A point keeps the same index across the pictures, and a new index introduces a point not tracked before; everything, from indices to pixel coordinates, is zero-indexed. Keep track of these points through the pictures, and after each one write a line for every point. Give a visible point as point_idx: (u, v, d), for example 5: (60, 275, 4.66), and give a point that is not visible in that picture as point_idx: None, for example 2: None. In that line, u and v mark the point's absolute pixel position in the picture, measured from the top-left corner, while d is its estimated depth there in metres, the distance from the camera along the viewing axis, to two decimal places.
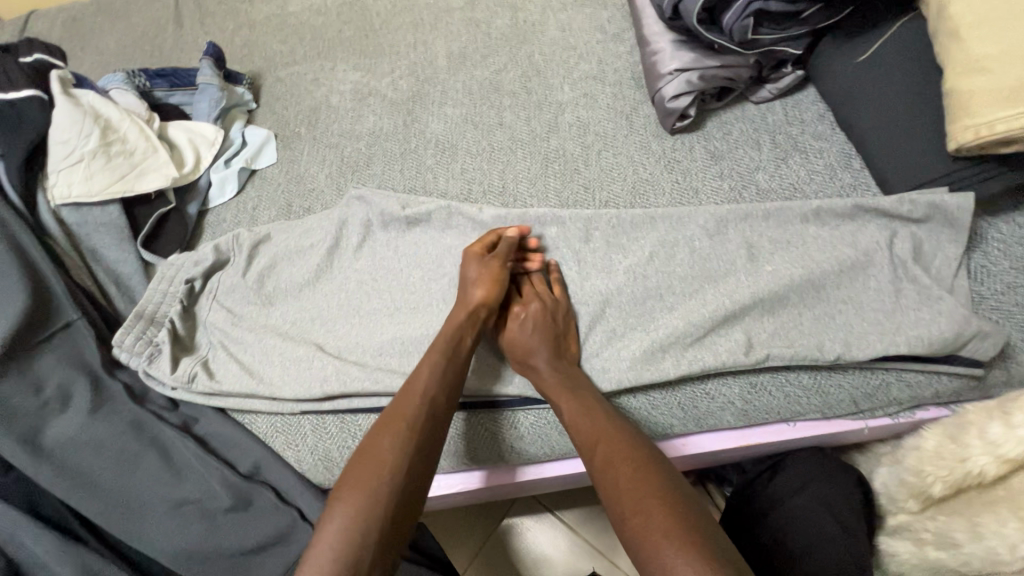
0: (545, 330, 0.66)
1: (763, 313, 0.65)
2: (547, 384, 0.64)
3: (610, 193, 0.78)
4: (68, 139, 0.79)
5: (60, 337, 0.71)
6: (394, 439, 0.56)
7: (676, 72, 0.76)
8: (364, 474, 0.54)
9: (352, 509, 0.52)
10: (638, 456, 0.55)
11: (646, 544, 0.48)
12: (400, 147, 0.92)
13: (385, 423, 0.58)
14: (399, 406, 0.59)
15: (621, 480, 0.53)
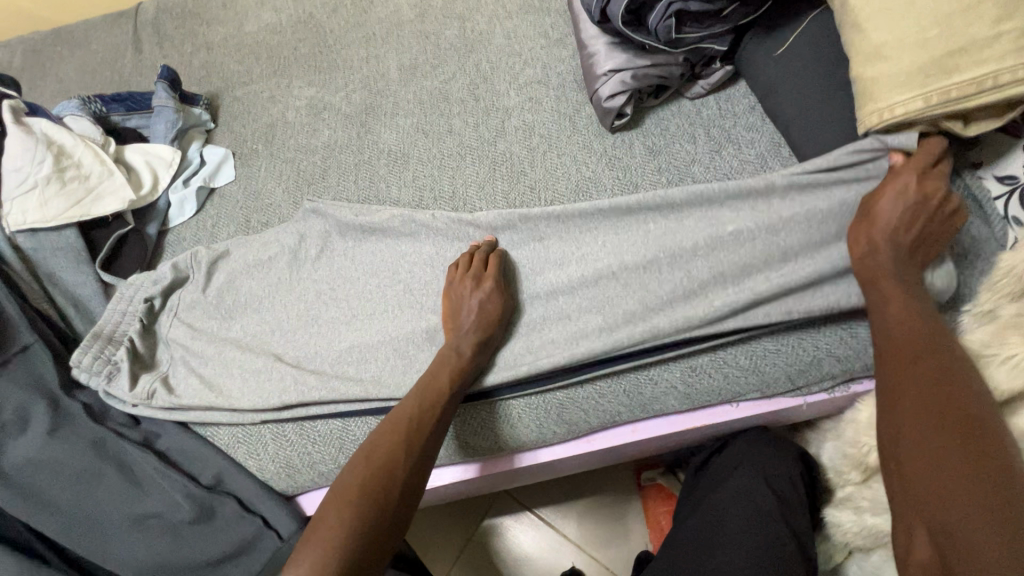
0: (920, 212, 0.59)
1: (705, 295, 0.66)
2: (875, 267, 0.59)
3: (555, 192, 0.81)
4: (21, 168, 0.81)
5: (17, 361, 0.72)
6: (399, 451, 0.60)
7: (610, 73, 0.79)
8: (369, 481, 0.57)
9: (350, 516, 0.55)
10: (962, 398, 0.51)
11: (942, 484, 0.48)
12: (355, 159, 0.94)
13: (388, 438, 0.61)
14: (405, 419, 0.62)
15: (908, 407, 0.52)
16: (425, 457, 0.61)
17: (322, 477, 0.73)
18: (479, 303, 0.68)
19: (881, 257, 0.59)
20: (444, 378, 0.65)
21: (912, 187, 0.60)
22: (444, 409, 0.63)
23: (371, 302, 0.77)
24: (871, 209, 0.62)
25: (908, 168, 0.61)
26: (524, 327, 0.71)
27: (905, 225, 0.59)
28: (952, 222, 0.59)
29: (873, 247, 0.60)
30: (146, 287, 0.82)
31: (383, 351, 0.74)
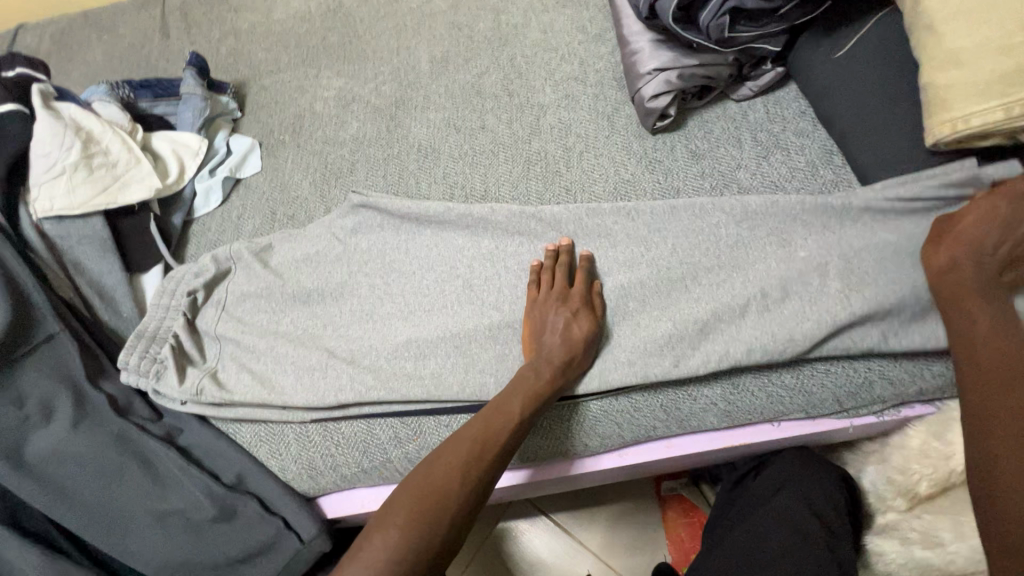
0: (1009, 234, 0.56)
1: (777, 310, 0.64)
2: (955, 291, 0.57)
3: (592, 194, 0.78)
4: (49, 152, 0.79)
5: (42, 352, 0.70)
6: (460, 474, 0.56)
7: (654, 72, 0.76)
8: (429, 498, 0.55)
9: (405, 535, 0.53)
10: None
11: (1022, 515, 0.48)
12: (384, 153, 0.92)
13: (450, 459, 0.57)
14: (471, 442, 0.58)
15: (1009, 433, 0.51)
16: (486, 483, 0.57)
17: (345, 480, 0.72)
18: (563, 323, 0.65)
19: (961, 283, 0.57)
20: (517, 401, 0.61)
21: (1003, 215, 0.57)
22: (513, 435, 0.60)
23: (399, 303, 0.76)
24: (954, 228, 0.59)
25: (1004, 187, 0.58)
26: (607, 349, 0.67)
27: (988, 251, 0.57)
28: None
29: (956, 267, 0.57)
30: (174, 280, 0.81)
31: (411, 353, 0.72)
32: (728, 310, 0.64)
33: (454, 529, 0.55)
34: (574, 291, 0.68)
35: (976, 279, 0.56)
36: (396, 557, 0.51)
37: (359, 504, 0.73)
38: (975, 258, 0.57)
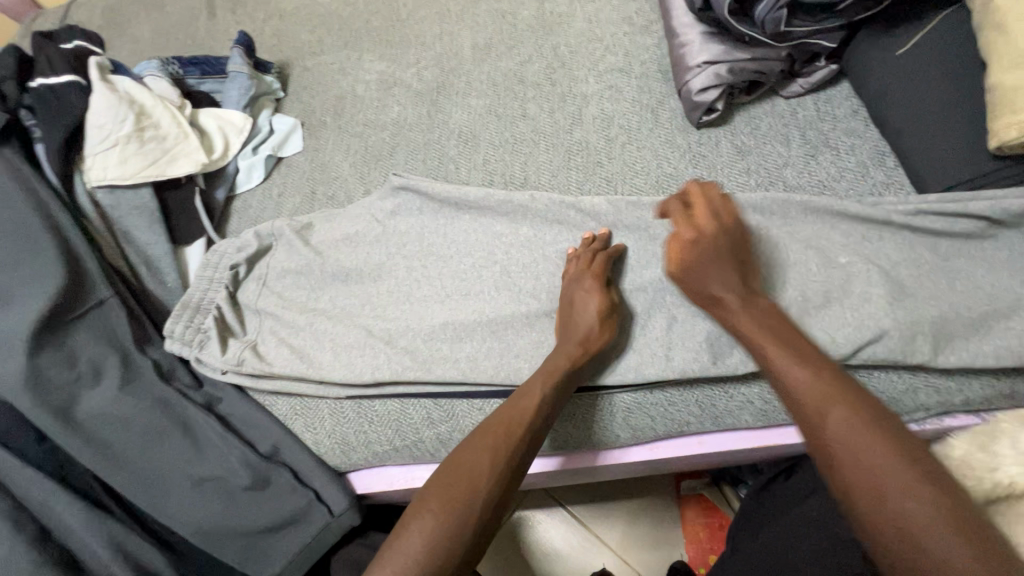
0: (722, 253, 0.59)
1: (821, 313, 0.63)
2: (735, 319, 0.56)
3: (633, 187, 0.78)
4: (103, 124, 0.81)
5: (93, 315, 0.72)
6: (486, 463, 0.56)
7: (704, 65, 0.75)
8: (459, 486, 0.55)
9: (433, 528, 0.53)
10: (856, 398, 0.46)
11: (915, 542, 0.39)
12: (424, 137, 0.92)
13: (476, 448, 0.57)
14: (495, 430, 0.58)
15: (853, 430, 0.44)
16: (514, 469, 0.57)
17: (376, 457, 0.73)
18: (589, 307, 0.65)
19: (731, 312, 0.57)
20: (536, 386, 0.61)
21: (709, 244, 0.59)
22: (536, 419, 0.59)
23: (436, 287, 0.76)
24: (681, 271, 0.60)
25: (682, 216, 0.62)
26: (642, 340, 0.66)
27: (721, 276, 0.58)
28: (746, 249, 0.60)
29: (721, 300, 0.58)
30: (216, 254, 0.83)
31: (446, 337, 0.72)
32: (769, 311, 0.64)
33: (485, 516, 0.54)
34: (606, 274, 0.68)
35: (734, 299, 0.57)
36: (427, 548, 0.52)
37: (388, 481, 0.75)
38: (728, 287, 0.57)
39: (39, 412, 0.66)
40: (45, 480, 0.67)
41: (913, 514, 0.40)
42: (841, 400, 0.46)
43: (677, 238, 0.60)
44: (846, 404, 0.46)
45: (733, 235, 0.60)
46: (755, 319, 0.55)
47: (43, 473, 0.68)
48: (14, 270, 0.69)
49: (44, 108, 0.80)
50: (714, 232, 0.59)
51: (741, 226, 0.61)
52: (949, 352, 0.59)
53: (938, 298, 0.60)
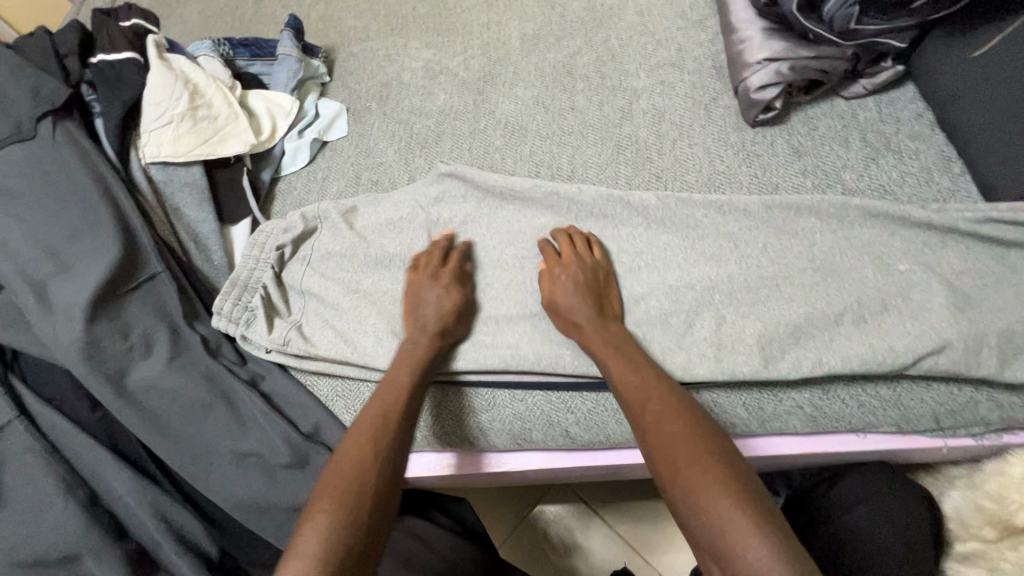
0: (586, 284, 0.67)
1: (880, 320, 0.61)
2: (591, 339, 0.64)
3: (684, 183, 0.76)
4: (160, 102, 0.82)
5: (146, 288, 0.73)
6: (368, 443, 0.55)
7: (765, 62, 0.73)
8: (346, 478, 0.51)
9: (332, 515, 0.48)
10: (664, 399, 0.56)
11: (706, 508, 0.45)
12: (470, 127, 0.92)
13: (357, 435, 0.56)
14: (367, 419, 0.58)
15: (668, 433, 0.52)
16: (399, 446, 0.56)
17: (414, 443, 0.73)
18: (438, 301, 0.70)
19: (587, 333, 0.64)
20: (404, 375, 0.63)
21: (555, 280, 0.68)
22: (406, 401, 0.61)
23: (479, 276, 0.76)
24: (550, 300, 0.68)
25: (550, 259, 0.71)
26: (686, 338, 0.65)
27: (583, 303, 0.66)
28: (614, 282, 0.69)
29: (578, 325, 0.65)
30: (260, 234, 0.84)
31: (489, 327, 0.72)
32: (824, 316, 0.62)
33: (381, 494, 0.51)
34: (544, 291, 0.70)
35: (584, 321, 0.65)
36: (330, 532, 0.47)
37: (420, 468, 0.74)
38: (586, 312, 0.65)
39: (94, 380, 0.67)
40: (96, 447, 0.69)
41: (714, 503, 0.45)
42: (658, 399, 0.56)
43: (552, 273, 0.69)
44: (662, 402, 0.55)
45: (592, 269, 0.69)
46: (603, 339, 0.63)
47: (94, 439, 0.70)
48: (74, 241, 0.70)
49: (104, 84, 0.81)
50: (577, 266, 0.68)
51: (602, 264, 0.70)
52: (1016, 367, 0.58)
53: (1008, 312, 0.58)
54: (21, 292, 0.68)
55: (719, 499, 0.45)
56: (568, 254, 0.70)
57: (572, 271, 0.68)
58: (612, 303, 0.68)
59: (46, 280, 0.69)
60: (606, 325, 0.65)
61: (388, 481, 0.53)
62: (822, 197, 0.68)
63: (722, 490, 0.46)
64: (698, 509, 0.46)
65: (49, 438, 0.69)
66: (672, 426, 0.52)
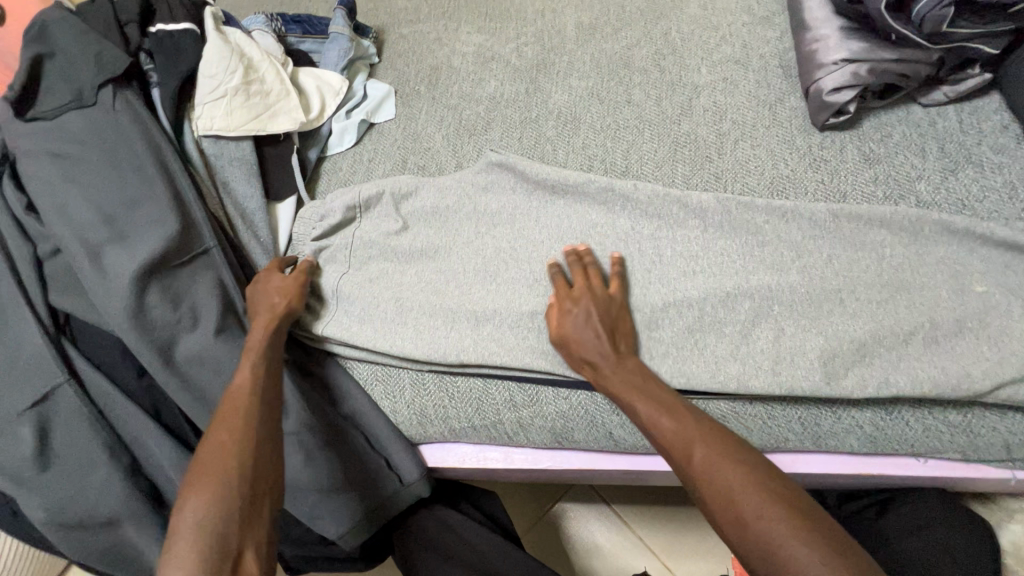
0: (604, 317, 0.64)
1: (953, 342, 0.58)
2: (612, 384, 0.61)
3: (745, 185, 0.73)
4: (215, 75, 0.82)
5: (197, 261, 0.73)
6: (230, 433, 0.55)
7: (841, 63, 0.70)
8: (219, 453, 0.53)
9: (210, 496, 0.50)
10: (713, 436, 0.52)
11: (789, 564, 0.43)
12: (521, 115, 0.90)
13: (218, 427, 0.55)
14: (220, 412, 0.57)
15: (728, 477, 0.49)
16: (260, 424, 0.56)
17: (451, 433, 0.73)
18: (266, 294, 0.72)
19: (604, 374, 0.62)
20: (246, 364, 0.63)
21: (569, 309, 0.65)
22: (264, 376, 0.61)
23: (524, 269, 0.74)
24: (559, 337, 0.65)
25: (560, 293, 0.67)
26: (742, 347, 0.63)
27: (595, 342, 0.63)
28: (628, 314, 0.66)
29: (594, 365, 0.62)
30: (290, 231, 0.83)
31: (535, 323, 0.70)
32: (893, 334, 0.59)
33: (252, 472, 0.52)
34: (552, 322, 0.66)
35: (599, 357, 0.62)
36: (206, 520, 0.49)
37: (460, 458, 0.75)
38: (601, 352, 0.62)
39: (144, 349, 0.68)
40: (141, 415, 0.69)
41: (799, 558, 0.43)
42: (706, 444, 0.52)
43: (564, 308, 0.66)
44: (709, 449, 0.51)
45: (605, 300, 0.66)
46: (622, 375, 0.61)
47: (139, 407, 0.70)
48: (131, 209, 0.71)
49: (161, 55, 0.81)
50: (589, 297, 0.65)
51: (616, 297, 0.67)
52: None
53: None
54: (78, 256, 0.69)
55: (793, 549, 0.43)
56: (579, 285, 0.67)
57: (585, 304, 0.65)
58: (625, 333, 0.65)
59: (102, 247, 0.69)
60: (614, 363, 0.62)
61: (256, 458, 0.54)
62: (897, 208, 0.65)
63: (795, 538, 0.44)
64: (771, 561, 0.44)
65: (96, 403, 0.69)
66: (735, 470, 0.49)
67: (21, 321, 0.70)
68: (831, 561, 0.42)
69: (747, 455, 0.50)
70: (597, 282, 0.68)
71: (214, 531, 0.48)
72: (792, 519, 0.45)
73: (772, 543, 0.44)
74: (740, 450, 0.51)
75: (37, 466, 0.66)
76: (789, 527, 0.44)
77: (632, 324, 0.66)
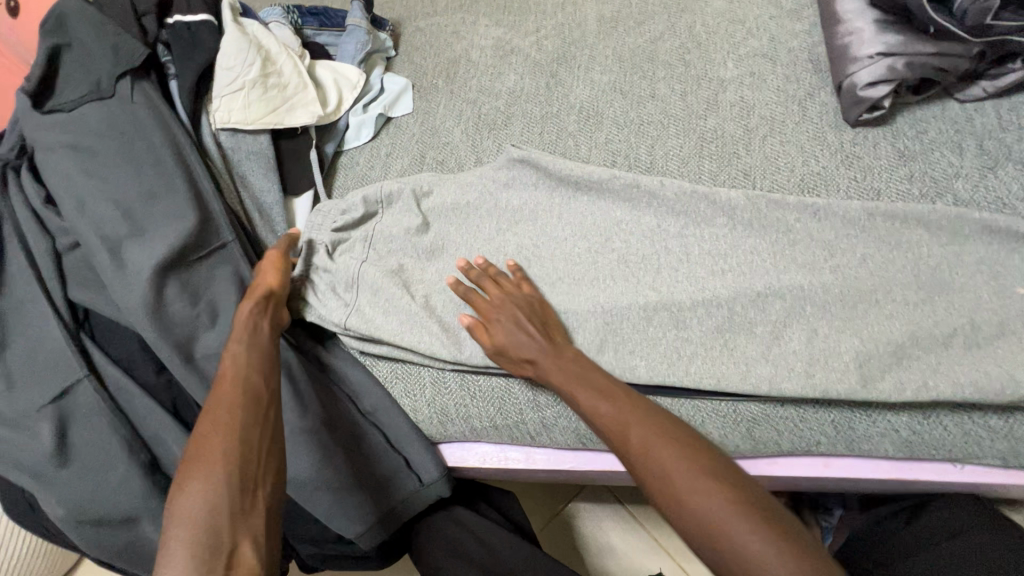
0: (529, 317, 0.66)
1: (994, 346, 0.56)
2: (554, 377, 0.61)
3: (774, 182, 0.72)
4: (232, 67, 0.80)
5: (216, 256, 0.72)
6: (223, 417, 0.52)
7: (877, 56, 0.68)
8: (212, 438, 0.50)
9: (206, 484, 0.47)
10: (645, 419, 0.54)
11: (717, 533, 0.45)
12: (542, 110, 0.88)
13: (207, 415, 0.53)
14: (209, 399, 0.54)
15: (661, 455, 0.50)
16: (256, 407, 0.54)
17: (472, 432, 0.72)
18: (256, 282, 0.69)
19: (543, 368, 0.62)
20: (235, 346, 0.59)
21: (494, 319, 0.66)
22: (256, 359, 0.58)
23: (547, 267, 0.73)
24: (493, 349, 0.66)
25: (480, 307, 0.67)
26: (773, 348, 0.61)
27: (528, 341, 0.64)
28: (551, 309, 0.69)
29: (532, 362, 0.63)
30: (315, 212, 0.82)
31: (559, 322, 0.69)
32: (931, 336, 0.58)
33: (239, 457, 0.50)
34: (479, 335, 0.66)
35: (535, 352, 0.63)
36: (194, 510, 0.46)
37: (481, 458, 0.74)
38: (537, 349, 0.63)
39: (163, 345, 0.67)
40: (159, 412, 0.68)
41: (726, 525, 0.45)
42: (641, 425, 0.53)
43: (490, 318, 0.66)
44: (645, 429, 0.53)
45: (527, 301, 0.68)
46: (561, 367, 0.61)
47: (158, 403, 0.69)
48: (149, 203, 0.70)
49: (179, 46, 0.80)
50: (511, 302, 0.67)
51: (536, 297, 0.69)
52: None
53: None
54: (97, 251, 0.68)
55: (724, 517, 0.45)
56: (501, 292, 0.68)
57: (511, 308, 0.66)
58: (556, 330, 0.66)
59: (120, 241, 0.68)
60: (550, 356, 0.62)
61: (245, 444, 0.51)
62: (934, 207, 0.63)
63: (724, 506, 0.46)
64: (706, 532, 0.45)
65: (115, 399, 0.68)
66: (662, 449, 0.51)
67: (40, 316, 0.69)
68: (754, 521, 0.44)
69: (676, 433, 0.52)
70: (514, 287, 0.69)
71: (213, 516, 0.46)
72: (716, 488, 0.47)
73: (704, 513, 0.46)
74: (667, 426, 0.53)
75: (56, 462, 0.65)
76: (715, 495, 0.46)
77: (557, 318, 0.69)
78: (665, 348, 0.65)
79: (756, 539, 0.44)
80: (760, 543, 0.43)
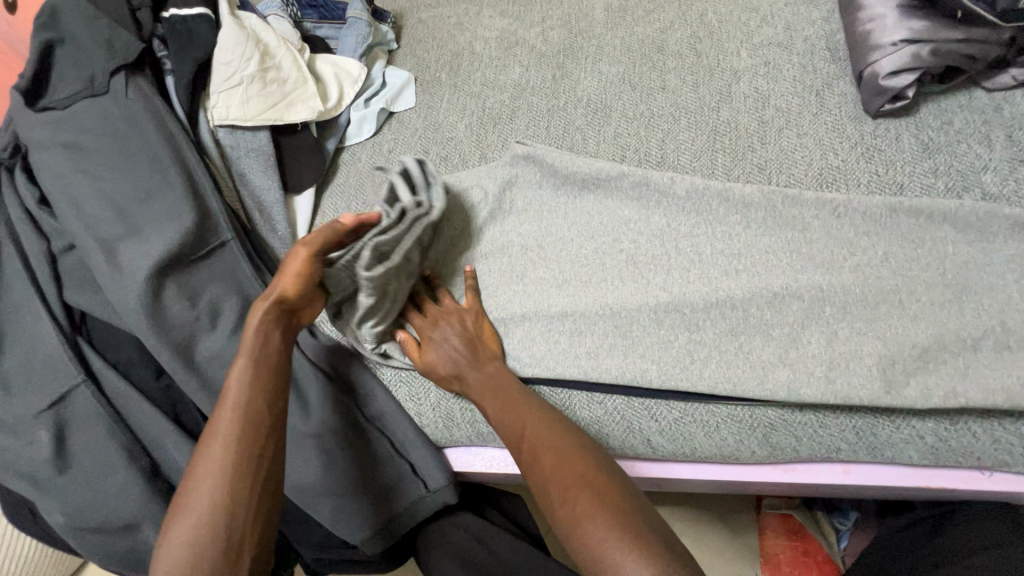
0: (459, 333, 0.66)
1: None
2: (471, 390, 0.63)
3: (790, 177, 0.69)
4: (230, 61, 0.78)
5: (215, 256, 0.70)
6: (218, 464, 0.48)
7: (901, 44, 0.65)
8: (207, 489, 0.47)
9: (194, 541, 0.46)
10: (547, 433, 0.55)
11: (576, 536, 0.46)
12: (548, 103, 0.85)
13: (203, 452, 0.50)
14: (209, 432, 0.51)
15: (553, 469, 0.52)
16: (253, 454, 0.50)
17: (480, 437, 0.70)
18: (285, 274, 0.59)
19: (465, 382, 0.64)
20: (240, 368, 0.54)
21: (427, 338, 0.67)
22: (261, 389, 0.53)
23: (555, 267, 0.70)
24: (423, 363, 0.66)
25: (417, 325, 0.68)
26: (791, 352, 0.59)
27: (455, 356, 0.65)
28: (486, 321, 0.69)
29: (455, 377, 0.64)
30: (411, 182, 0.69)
31: (568, 325, 0.67)
32: (957, 339, 0.55)
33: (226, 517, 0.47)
34: (411, 350, 0.67)
35: (457, 364, 0.64)
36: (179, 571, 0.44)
37: (488, 463, 0.72)
38: (462, 363, 0.64)
39: (162, 348, 0.65)
40: (159, 417, 0.67)
41: (590, 535, 0.45)
42: (535, 436, 0.55)
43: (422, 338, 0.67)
44: (540, 441, 0.55)
45: (462, 317, 0.68)
46: (481, 381, 0.63)
47: (157, 408, 0.68)
48: (146, 203, 0.68)
49: (175, 40, 0.78)
50: (446, 319, 0.68)
51: (473, 310, 0.70)
52: None
53: None
54: (93, 252, 0.66)
55: (596, 530, 0.46)
56: (437, 312, 0.69)
57: (444, 327, 0.67)
58: (488, 343, 0.67)
59: (116, 242, 0.67)
60: (472, 370, 0.64)
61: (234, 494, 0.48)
62: (962, 203, 0.60)
63: (596, 517, 0.46)
64: (575, 542, 0.46)
65: (113, 404, 0.67)
66: (553, 462, 0.52)
67: (37, 320, 0.68)
68: (616, 531, 0.45)
69: (574, 447, 0.53)
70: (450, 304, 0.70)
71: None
72: (591, 500, 0.48)
73: (577, 523, 0.47)
74: (563, 439, 0.54)
75: (55, 469, 0.64)
76: (588, 506, 0.47)
77: (492, 327, 0.69)
78: (676, 353, 0.62)
79: (611, 546, 0.44)
80: (618, 551, 0.44)
